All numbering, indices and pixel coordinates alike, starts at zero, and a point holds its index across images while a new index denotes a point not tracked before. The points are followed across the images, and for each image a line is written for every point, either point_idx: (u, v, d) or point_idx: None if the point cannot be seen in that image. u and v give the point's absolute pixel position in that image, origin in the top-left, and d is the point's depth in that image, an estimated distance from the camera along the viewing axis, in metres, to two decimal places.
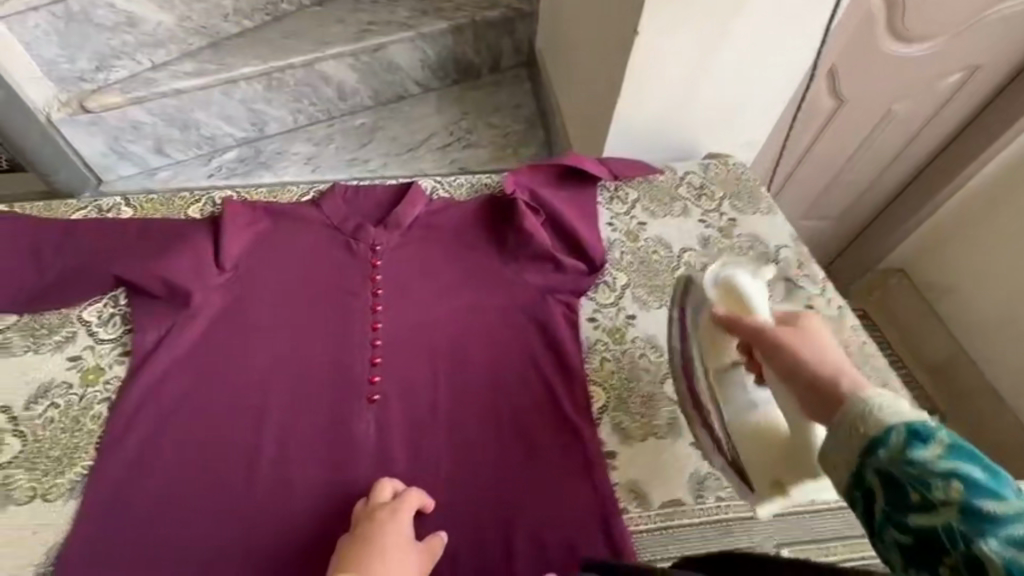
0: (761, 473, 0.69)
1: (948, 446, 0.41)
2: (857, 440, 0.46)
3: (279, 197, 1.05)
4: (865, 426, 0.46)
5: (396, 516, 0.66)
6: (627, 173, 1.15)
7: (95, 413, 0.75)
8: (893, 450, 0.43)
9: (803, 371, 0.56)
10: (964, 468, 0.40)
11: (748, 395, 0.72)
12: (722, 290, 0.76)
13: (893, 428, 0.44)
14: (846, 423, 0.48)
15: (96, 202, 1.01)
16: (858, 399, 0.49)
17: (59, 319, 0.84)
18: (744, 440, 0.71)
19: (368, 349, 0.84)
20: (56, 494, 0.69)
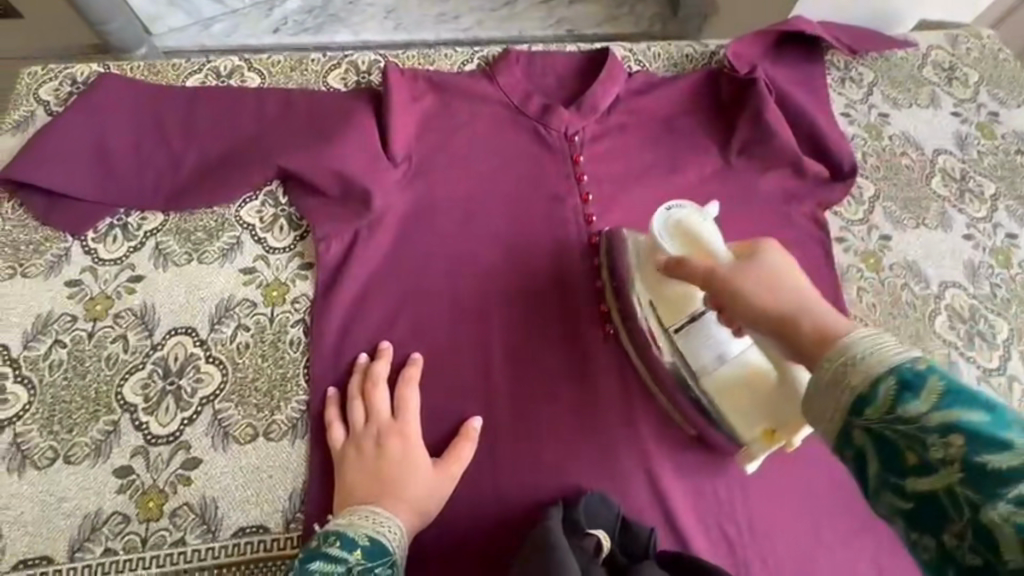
0: (751, 416, 0.59)
1: (943, 390, 0.32)
2: (846, 387, 0.36)
3: (435, 64, 0.82)
4: (852, 375, 0.36)
5: (412, 423, 0.58)
6: (865, 47, 0.89)
7: (293, 338, 0.63)
8: (878, 407, 0.34)
9: (789, 316, 0.44)
10: (957, 411, 0.31)
11: (713, 348, 0.60)
12: (678, 239, 0.60)
13: (880, 379, 0.34)
14: (829, 379, 0.37)
15: (210, 63, 0.79)
16: (839, 346, 0.38)
17: (216, 220, 0.69)
18: (727, 396, 0.59)
19: (589, 269, 0.70)
20: (275, 432, 0.59)
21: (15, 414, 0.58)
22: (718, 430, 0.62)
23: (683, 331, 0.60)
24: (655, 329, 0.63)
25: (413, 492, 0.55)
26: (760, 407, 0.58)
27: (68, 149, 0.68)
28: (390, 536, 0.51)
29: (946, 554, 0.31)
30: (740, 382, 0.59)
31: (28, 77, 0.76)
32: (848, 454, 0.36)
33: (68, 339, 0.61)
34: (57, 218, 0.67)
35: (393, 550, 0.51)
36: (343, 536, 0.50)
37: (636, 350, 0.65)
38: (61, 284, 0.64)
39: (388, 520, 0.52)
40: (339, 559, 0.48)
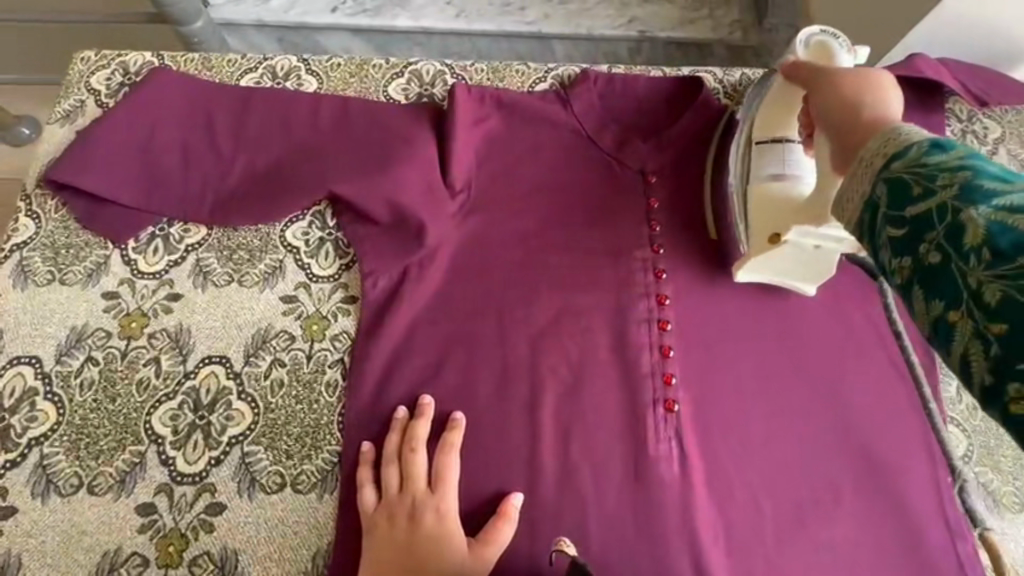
0: (763, 223, 0.60)
1: (972, 152, 0.31)
2: (878, 158, 0.34)
3: (505, 81, 0.75)
4: (889, 146, 0.34)
5: (449, 495, 0.54)
6: (998, 97, 0.77)
7: (329, 380, 0.59)
8: (907, 160, 0.32)
9: (856, 114, 0.43)
10: (978, 163, 0.30)
11: (777, 164, 0.60)
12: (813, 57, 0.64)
13: (914, 145, 0.32)
14: (870, 152, 0.35)
15: (266, 61, 0.74)
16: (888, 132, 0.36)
17: (260, 239, 0.65)
18: (760, 205, 0.60)
19: (655, 334, 0.63)
20: (303, 484, 0.55)
21: (42, 434, 0.55)
22: (738, 244, 0.64)
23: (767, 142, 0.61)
24: (739, 181, 0.64)
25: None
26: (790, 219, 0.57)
27: (115, 149, 0.64)
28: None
29: (915, 269, 0.30)
30: (780, 192, 0.59)
31: (81, 63, 0.73)
32: (861, 212, 0.34)
33: (101, 356, 0.59)
34: (99, 223, 0.64)
35: None
36: None
37: (714, 213, 0.67)
38: (99, 295, 0.61)
39: None
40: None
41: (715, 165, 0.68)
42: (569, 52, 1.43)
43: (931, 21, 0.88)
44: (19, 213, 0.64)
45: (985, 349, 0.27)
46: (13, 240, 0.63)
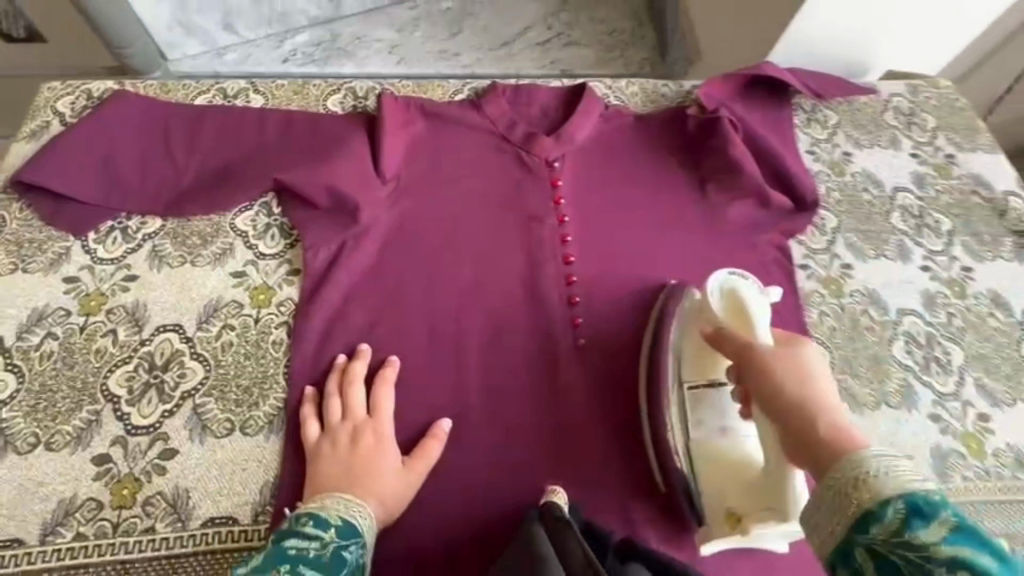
0: (718, 497, 0.61)
1: (955, 526, 0.36)
2: (854, 501, 0.40)
3: (429, 93, 0.89)
4: (863, 495, 0.40)
5: (384, 418, 0.62)
6: (832, 92, 0.95)
7: (276, 339, 0.67)
8: (886, 527, 0.38)
9: (808, 416, 0.47)
10: (966, 549, 0.35)
11: (717, 420, 0.63)
12: (727, 301, 0.63)
13: (891, 500, 0.38)
14: (845, 485, 0.41)
15: (218, 84, 0.85)
16: (846, 453, 0.43)
17: (212, 226, 0.73)
18: (713, 472, 0.62)
19: (563, 286, 0.75)
20: (252, 426, 0.61)
21: (2, 400, 0.60)
22: (690, 499, 0.63)
23: (696, 392, 0.64)
24: (676, 415, 0.65)
25: (381, 481, 0.58)
26: (760, 498, 0.58)
27: (79, 156, 0.72)
28: (362, 519, 0.54)
29: None
30: (728, 455, 0.61)
31: (47, 91, 0.82)
32: (843, 567, 0.40)
33: (60, 331, 0.64)
34: (61, 219, 0.71)
35: (366, 531, 0.53)
36: (315, 517, 0.52)
37: (648, 360, 0.69)
38: (60, 279, 0.68)
39: (359, 505, 0.55)
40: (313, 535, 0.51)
41: (653, 335, 0.70)
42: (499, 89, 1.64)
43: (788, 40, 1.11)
44: None
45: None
46: None
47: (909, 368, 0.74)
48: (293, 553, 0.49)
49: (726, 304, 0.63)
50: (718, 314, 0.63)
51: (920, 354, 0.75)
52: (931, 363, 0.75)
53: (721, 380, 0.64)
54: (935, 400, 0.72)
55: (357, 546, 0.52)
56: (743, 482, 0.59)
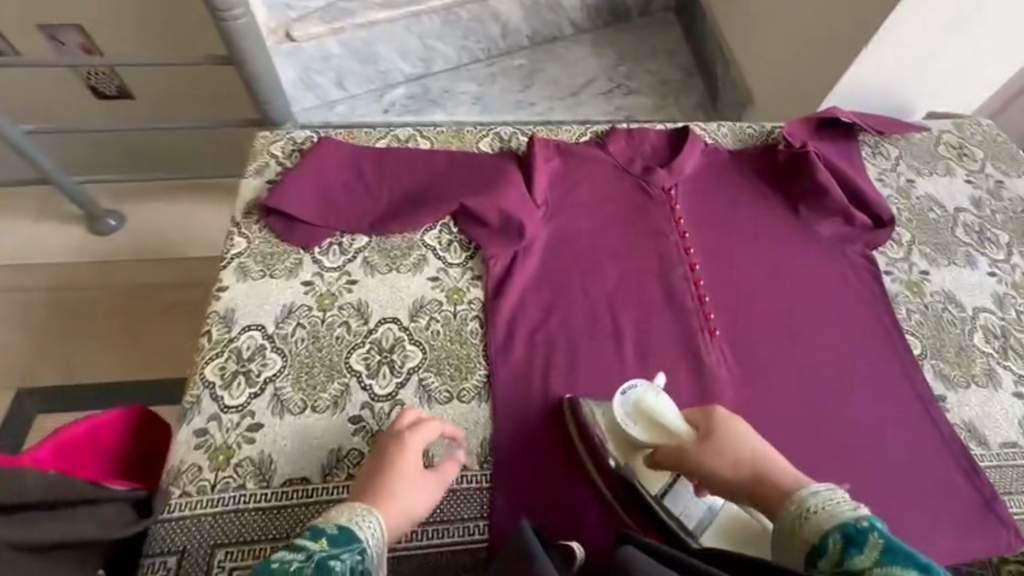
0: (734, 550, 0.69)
1: (882, 546, 0.49)
2: (804, 537, 0.54)
3: (560, 136, 1.08)
4: (808, 529, 0.54)
5: (411, 493, 0.65)
6: (892, 130, 1.13)
7: (472, 330, 0.83)
8: (830, 560, 0.51)
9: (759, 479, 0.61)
10: (892, 562, 0.48)
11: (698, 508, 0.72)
12: (642, 420, 0.74)
13: (831, 533, 0.52)
14: (790, 526, 0.56)
15: (393, 131, 1.06)
16: (797, 501, 0.57)
17: (407, 242, 0.91)
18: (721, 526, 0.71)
19: (692, 287, 0.91)
20: (467, 397, 0.78)
21: (274, 373, 0.76)
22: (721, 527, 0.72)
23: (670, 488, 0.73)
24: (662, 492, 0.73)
25: (400, 514, 0.63)
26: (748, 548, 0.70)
27: (304, 188, 0.92)
28: (360, 526, 0.59)
29: None
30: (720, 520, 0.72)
31: (262, 139, 1.02)
32: None
33: (307, 322, 0.81)
34: (294, 236, 0.89)
35: (365, 540, 0.58)
36: (313, 529, 0.59)
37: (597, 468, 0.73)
38: (299, 283, 0.85)
39: (364, 514, 0.60)
40: (303, 547, 0.57)
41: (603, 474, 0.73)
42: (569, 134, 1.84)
43: (835, 99, 1.37)
44: (233, 233, 0.90)
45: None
46: (231, 251, 0.88)
47: (990, 354, 0.88)
48: (278, 566, 0.55)
49: (642, 419, 0.74)
50: (647, 427, 0.73)
51: (998, 343, 0.89)
52: (1007, 351, 0.89)
53: (673, 478, 0.73)
54: (1016, 380, 0.86)
55: (347, 556, 0.56)
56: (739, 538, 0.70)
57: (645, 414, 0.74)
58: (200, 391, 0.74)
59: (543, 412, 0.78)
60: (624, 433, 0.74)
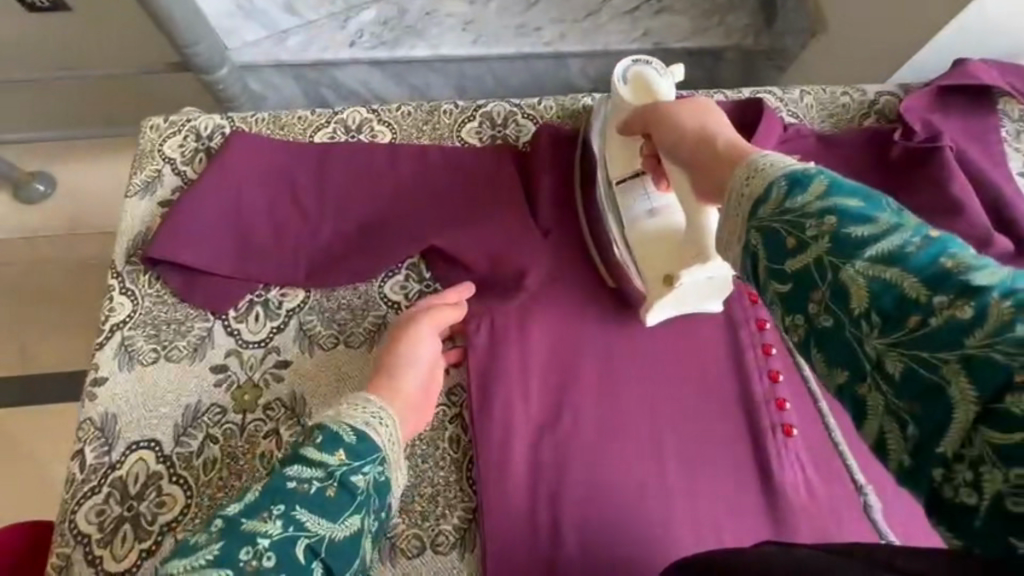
0: (653, 266, 0.60)
1: (828, 185, 0.33)
2: (745, 196, 0.36)
3: (575, 117, 0.76)
4: (752, 183, 0.36)
5: (413, 362, 0.57)
6: None
7: (451, 436, 0.61)
8: (774, 202, 0.34)
9: (713, 141, 0.43)
10: (841, 201, 0.32)
11: (644, 203, 0.60)
12: (634, 86, 0.63)
13: (772, 183, 0.34)
14: (739, 185, 0.37)
15: (337, 114, 0.74)
16: (743, 164, 0.38)
17: (360, 298, 0.65)
18: (643, 248, 0.60)
19: (761, 360, 0.65)
20: (445, 544, 0.57)
21: (174, 519, 0.55)
22: (635, 280, 0.63)
23: (627, 180, 0.61)
24: (608, 190, 0.63)
25: (407, 392, 0.56)
26: (672, 261, 0.58)
27: (206, 221, 0.64)
28: (380, 435, 0.50)
29: (810, 327, 0.32)
30: (663, 243, 0.59)
31: (150, 130, 0.72)
32: (746, 259, 0.36)
33: (219, 433, 0.58)
34: (196, 295, 0.63)
35: (383, 447, 0.50)
36: (324, 432, 0.48)
37: (584, 208, 0.67)
38: (207, 369, 0.60)
39: (381, 415, 0.52)
40: (319, 462, 0.46)
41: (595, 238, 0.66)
42: (585, 70, 1.42)
43: (910, 64, 1.02)
44: (113, 290, 0.63)
45: (891, 423, 0.29)
46: (111, 320, 0.62)
47: None
48: (292, 486, 0.45)
49: (633, 88, 0.63)
50: (637, 95, 0.63)
51: None
52: None
53: (637, 169, 0.61)
54: None
55: (369, 469, 0.48)
56: (664, 259, 0.59)
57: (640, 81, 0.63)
58: (71, 549, 0.53)
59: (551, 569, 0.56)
60: (611, 92, 0.65)
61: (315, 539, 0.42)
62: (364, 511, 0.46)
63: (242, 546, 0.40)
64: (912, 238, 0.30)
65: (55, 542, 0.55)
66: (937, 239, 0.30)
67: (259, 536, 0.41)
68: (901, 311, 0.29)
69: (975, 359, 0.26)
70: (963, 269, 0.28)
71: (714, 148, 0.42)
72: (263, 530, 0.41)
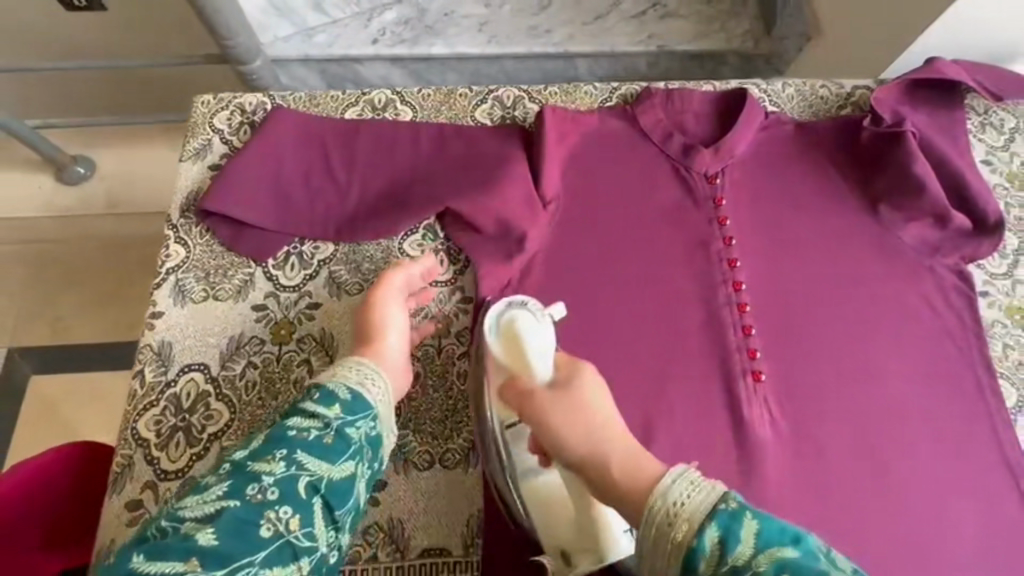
0: (550, 531, 0.56)
1: (757, 529, 0.40)
2: (677, 543, 0.42)
3: (576, 102, 0.85)
4: (681, 531, 0.42)
5: (388, 321, 0.63)
6: (1012, 95, 0.87)
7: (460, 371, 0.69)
8: (709, 558, 0.40)
9: (605, 465, 0.47)
10: (778, 545, 0.39)
11: (533, 458, 0.58)
12: (504, 338, 0.60)
13: (704, 527, 0.41)
14: (655, 528, 0.43)
15: (366, 95, 0.84)
16: (650, 489, 0.44)
17: (382, 252, 0.74)
18: (542, 507, 0.57)
19: (735, 315, 0.73)
20: (451, 459, 0.65)
21: (220, 429, 0.64)
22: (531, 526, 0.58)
23: (516, 428, 0.59)
24: (500, 438, 0.60)
25: (390, 358, 0.61)
26: (571, 529, 0.55)
27: (251, 182, 0.74)
28: (373, 395, 0.57)
29: None
30: (553, 505, 0.57)
31: (202, 106, 0.82)
32: None
33: (259, 360, 0.67)
34: (241, 245, 0.72)
35: (376, 405, 0.57)
36: (322, 391, 0.56)
37: (482, 433, 0.62)
38: (249, 307, 0.70)
39: (372, 378, 0.58)
40: (317, 415, 0.54)
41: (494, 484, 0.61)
42: (593, 70, 1.51)
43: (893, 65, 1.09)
44: (169, 239, 0.73)
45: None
46: (166, 264, 0.72)
47: None
48: (294, 434, 0.53)
49: (502, 342, 0.60)
50: (503, 346, 0.60)
51: None
52: None
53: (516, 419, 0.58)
54: None
55: (362, 423, 0.55)
56: (563, 522, 0.56)
57: (513, 328, 0.60)
58: (132, 450, 0.62)
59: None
60: (484, 342, 0.62)
61: (315, 479, 0.51)
62: (358, 459, 0.54)
63: (249, 482, 0.49)
64: None
65: (118, 446, 0.64)
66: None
67: (264, 474, 0.49)
68: None
69: None
70: None
71: (602, 475, 0.47)
72: (267, 470, 0.50)
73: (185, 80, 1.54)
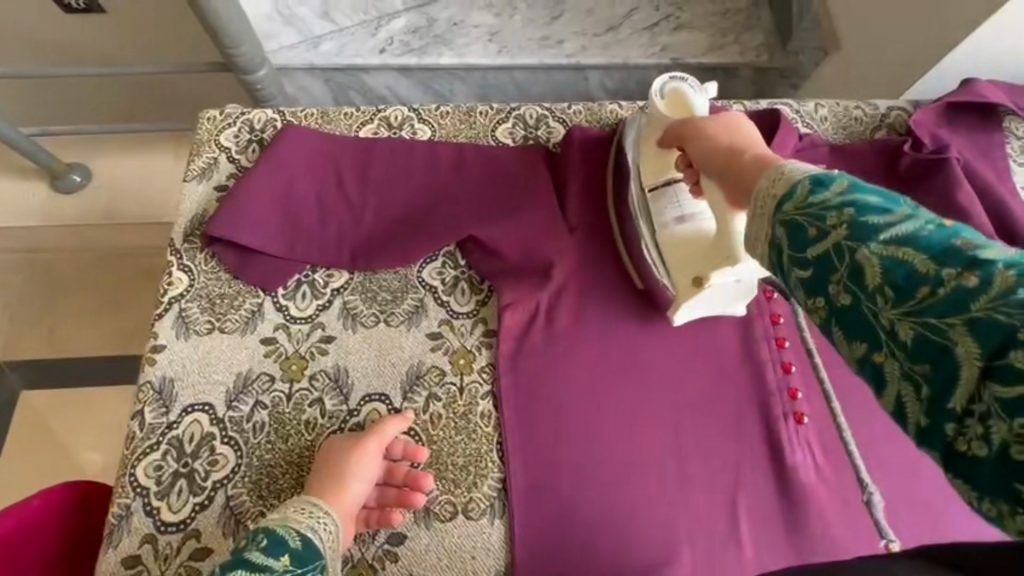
0: (683, 270, 0.63)
1: (850, 185, 0.35)
2: (772, 199, 0.39)
3: (602, 121, 0.81)
4: (776, 188, 0.39)
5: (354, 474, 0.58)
6: None
7: (483, 411, 0.64)
8: (797, 202, 0.37)
9: (740, 165, 0.46)
10: (860, 196, 0.35)
11: (675, 210, 0.64)
12: (672, 101, 0.66)
13: (797, 183, 0.37)
14: (761, 193, 0.40)
15: (381, 112, 0.79)
16: (768, 173, 0.41)
17: (399, 280, 0.69)
18: (675, 249, 0.64)
19: (773, 351, 0.69)
20: (476, 510, 0.61)
21: (225, 477, 0.59)
22: (663, 283, 0.67)
23: (658, 189, 0.65)
24: (642, 196, 0.67)
25: (353, 497, 0.58)
26: (702, 262, 0.61)
27: (260, 205, 0.69)
28: (327, 537, 0.54)
29: (829, 308, 0.35)
30: (688, 244, 0.63)
31: (208, 122, 0.77)
32: (770, 251, 0.38)
33: (268, 399, 0.62)
34: (249, 273, 0.68)
35: (326, 553, 0.52)
36: (271, 536, 0.51)
37: (618, 215, 0.70)
38: (258, 341, 0.65)
39: (328, 524, 0.54)
40: (263, 566, 0.48)
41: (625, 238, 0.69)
42: (604, 82, 1.46)
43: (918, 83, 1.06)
44: (171, 266, 0.68)
45: (920, 393, 0.32)
46: (169, 294, 0.67)
47: None
48: None
49: (670, 108, 0.66)
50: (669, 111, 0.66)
51: None
52: None
53: (672, 178, 0.64)
54: None
55: None
56: (695, 263, 0.62)
57: (680, 97, 0.66)
58: (130, 500, 0.58)
59: (583, 560, 0.59)
60: (647, 106, 0.68)
61: None
62: None
63: None
64: (917, 219, 0.33)
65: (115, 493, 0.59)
66: (947, 228, 0.32)
67: None
68: (912, 282, 0.31)
69: (979, 318, 0.29)
70: (970, 249, 0.31)
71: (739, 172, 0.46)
72: None
73: (186, 87, 1.49)
